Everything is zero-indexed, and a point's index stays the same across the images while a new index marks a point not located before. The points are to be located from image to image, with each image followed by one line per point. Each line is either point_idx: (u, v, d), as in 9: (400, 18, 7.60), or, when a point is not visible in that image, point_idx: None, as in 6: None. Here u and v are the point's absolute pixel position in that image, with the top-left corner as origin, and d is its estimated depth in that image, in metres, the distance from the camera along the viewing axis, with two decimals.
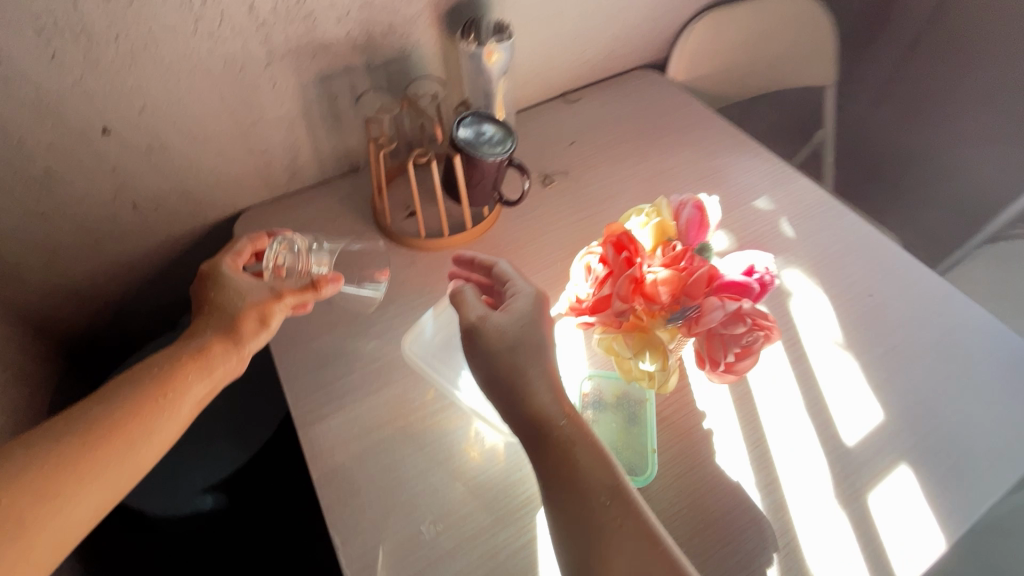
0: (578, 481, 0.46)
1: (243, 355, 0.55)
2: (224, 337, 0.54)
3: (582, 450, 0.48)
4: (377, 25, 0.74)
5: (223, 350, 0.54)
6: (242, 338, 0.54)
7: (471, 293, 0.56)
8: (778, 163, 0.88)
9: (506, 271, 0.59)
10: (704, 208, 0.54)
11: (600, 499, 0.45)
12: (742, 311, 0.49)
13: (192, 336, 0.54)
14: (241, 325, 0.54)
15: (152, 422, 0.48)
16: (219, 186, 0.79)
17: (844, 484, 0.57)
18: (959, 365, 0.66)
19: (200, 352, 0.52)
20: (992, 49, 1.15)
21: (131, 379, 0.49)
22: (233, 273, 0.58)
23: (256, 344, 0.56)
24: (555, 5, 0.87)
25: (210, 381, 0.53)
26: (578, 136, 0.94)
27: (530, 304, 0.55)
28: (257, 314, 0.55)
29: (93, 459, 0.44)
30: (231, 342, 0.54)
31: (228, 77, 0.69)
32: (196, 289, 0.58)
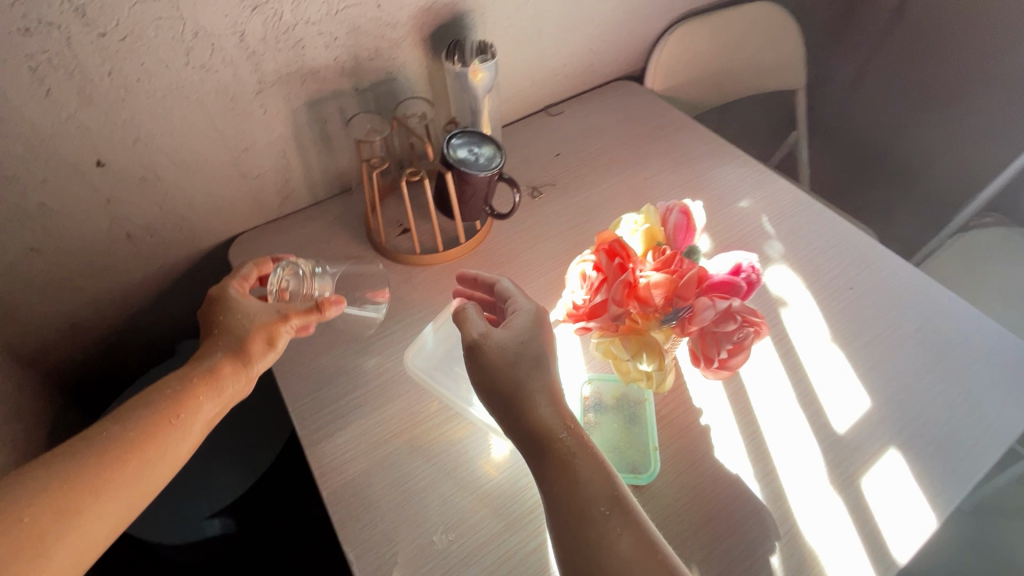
0: (580, 491, 0.47)
1: (251, 376, 0.57)
2: (234, 359, 0.55)
3: (582, 461, 0.48)
4: (364, 50, 0.76)
5: (232, 371, 0.55)
6: (250, 360, 0.56)
7: (473, 310, 0.57)
8: (755, 166, 0.92)
9: (509, 288, 0.62)
10: (689, 212, 0.57)
11: (599, 509, 0.46)
12: (731, 309, 0.51)
13: (201, 358, 0.55)
14: (250, 346, 0.56)
15: (165, 443, 0.50)
16: (213, 212, 0.80)
17: (838, 470, 0.60)
18: (938, 350, 0.69)
19: (210, 374, 0.54)
20: (950, 48, 1.21)
21: (144, 401, 0.51)
22: (240, 295, 0.59)
23: (263, 365, 0.57)
24: (535, 23, 0.90)
25: (219, 401, 0.54)
26: (562, 148, 0.97)
27: (531, 321, 0.57)
28: (265, 337, 0.57)
29: (109, 479, 0.46)
30: (240, 364, 0.55)
31: (219, 106, 0.70)
32: (202, 311, 0.60)
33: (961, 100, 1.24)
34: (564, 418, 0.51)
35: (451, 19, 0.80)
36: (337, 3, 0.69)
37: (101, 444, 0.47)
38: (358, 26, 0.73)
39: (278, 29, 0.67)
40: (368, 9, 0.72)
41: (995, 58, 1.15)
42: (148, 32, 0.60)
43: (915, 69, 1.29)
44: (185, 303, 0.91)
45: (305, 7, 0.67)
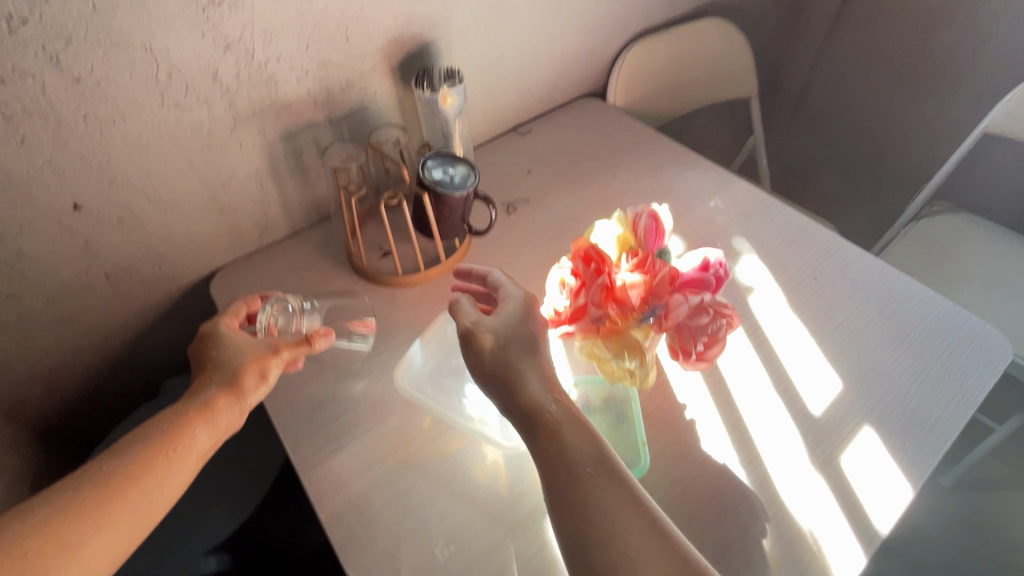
0: (567, 455, 0.49)
1: (244, 409, 0.57)
2: (226, 392, 0.55)
3: (569, 428, 0.51)
4: (335, 82, 0.78)
5: (226, 405, 0.55)
6: (243, 392, 0.56)
7: (466, 302, 0.59)
8: (717, 170, 0.97)
9: (499, 279, 0.63)
10: (657, 216, 0.60)
11: (586, 470, 0.48)
12: (703, 303, 0.54)
13: (195, 394, 0.55)
14: (242, 379, 0.56)
15: (162, 477, 0.50)
16: (193, 248, 0.81)
17: (818, 451, 0.62)
18: (900, 331, 0.73)
19: (204, 408, 0.54)
20: (887, 50, 1.30)
21: (140, 437, 0.51)
22: (232, 331, 0.61)
23: (256, 398, 0.57)
24: (499, 48, 0.94)
25: (214, 434, 0.54)
26: (533, 165, 1.00)
27: (520, 307, 0.59)
28: (255, 370, 0.57)
29: (109, 512, 0.46)
30: (233, 398, 0.55)
31: (195, 143, 0.71)
32: (195, 349, 0.60)
33: (902, 97, 1.33)
34: (549, 390, 0.53)
35: (418, 48, 0.84)
36: (306, 39, 0.72)
37: (101, 477, 0.48)
38: (328, 59, 0.76)
39: (250, 67, 0.70)
40: (337, 43, 0.75)
41: (929, 57, 1.25)
42: (123, 75, 0.62)
43: (858, 71, 1.38)
44: (167, 341, 0.90)
45: (276, 44, 0.70)
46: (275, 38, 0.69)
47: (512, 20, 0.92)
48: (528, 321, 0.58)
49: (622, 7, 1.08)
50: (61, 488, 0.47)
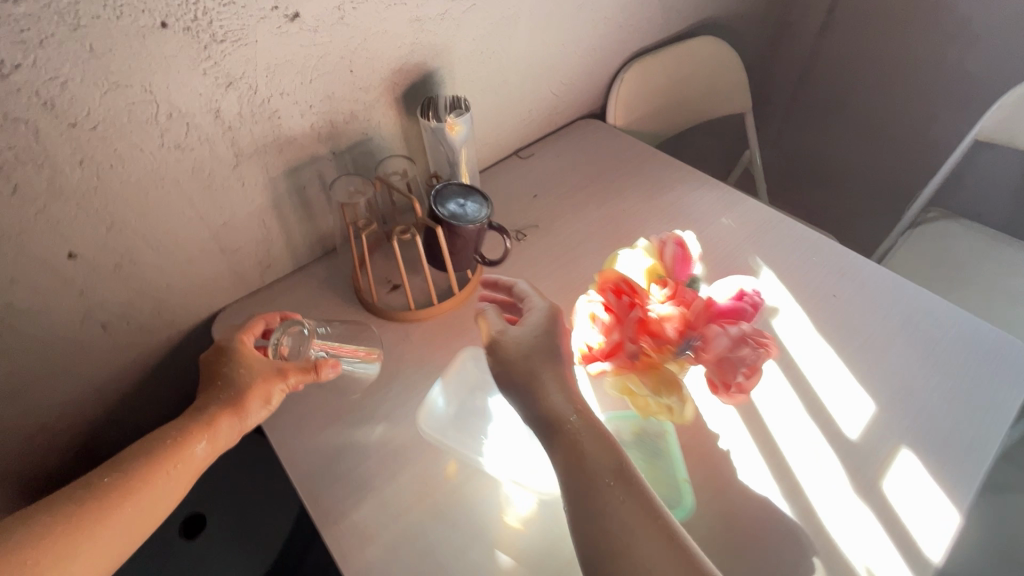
0: (584, 463, 0.50)
1: (244, 428, 0.59)
2: (230, 411, 0.58)
3: (587, 438, 0.52)
4: (339, 114, 0.76)
5: (227, 424, 0.57)
6: (245, 413, 0.59)
7: (491, 313, 0.60)
8: (725, 188, 0.96)
9: (525, 289, 0.63)
10: (684, 244, 0.60)
11: (603, 479, 0.49)
12: (743, 334, 0.52)
13: (202, 407, 0.58)
14: (248, 402, 0.58)
15: (161, 490, 0.52)
16: (194, 290, 0.77)
17: (858, 476, 0.61)
18: (925, 346, 0.72)
19: (205, 425, 0.56)
20: (873, 62, 1.33)
21: (148, 447, 0.54)
22: (247, 348, 0.62)
23: (257, 417, 0.60)
24: (502, 74, 0.93)
25: (213, 450, 0.57)
26: (539, 189, 0.99)
27: (545, 317, 0.59)
28: (260, 394, 0.60)
29: (112, 520, 0.49)
30: (234, 417, 0.58)
31: (196, 184, 0.68)
32: (206, 362, 0.62)
33: (891, 107, 1.35)
34: (569, 400, 0.54)
35: (421, 77, 0.82)
36: (311, 74, 0.70)
37: (106, 483, 0.50)
38: (332, 92, 0.74)
39: (253, 103, 0.67)
40: (341, 75, 0.73)
41: (915, 68, 1.27)
42: (121, 118, 0.59)
43: (846, 83, 1.40)
44: (167, 389, 0.85)
45: (279, 79, 0.68)
46: (279, 74, 0.67)
47: (513, 45, 0.91)
48: (551, 335, 0.58)
49: (619, 29, 1.08)
50: (71, 492, 0.49)
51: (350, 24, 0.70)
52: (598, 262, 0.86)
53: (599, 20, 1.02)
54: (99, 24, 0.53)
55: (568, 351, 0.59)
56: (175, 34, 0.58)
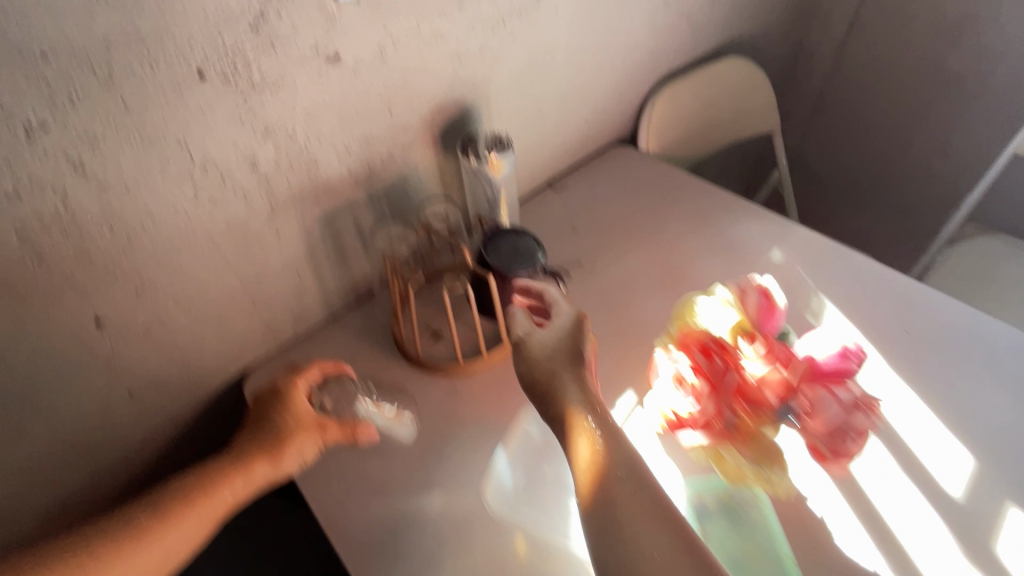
0: (598, 465, 0.48)
1: (276, 480, 0.57)
2: (268, 457, 0.56)
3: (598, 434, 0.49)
4: (376, 157, 0.72)
5: (260, 469, 0.56)
6: (280, 462, 0.57)
7: (520, 314, 0.58)
8: (773, 217, 0.92)
9: (556, 295, 0.60)
10: (768, 294, 0.56)
11: (616, 474, 0.47)
12: (853, 399, 0.47)
13: (238, 448, 0.56)
14: (287, 454, 0.57)
15: (183, 535, 0.50)
16: (224, 349, 0.72)
17: (970, 542, 0.56)
18: (1014, 388, 0.68)
19: (241, 469, 0.54)
20: (900, 77, 1.30)
21: (180, 484, 0.52)
22: (297, 394, 0.61)
23: (289, 468, 0.58)
24: (537, 105, 0.89)
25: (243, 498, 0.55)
26: (577, 222, 0.94)
27: (572, 322, 0.58)
28: (300, 447, 0.58)
29: (138, 556, 0.47)
30: (269, 465, 0.56)
31: (229, 238, 0.63)
32: (255, 405, 0.61)
33: (919, 123, 1.32)
34: (586, 399, 0.51)
35: (459, 114, 0.78)
36: (349, 117, 0.66)
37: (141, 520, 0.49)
38: (370, 135, 0.69)
39: (290, 150, 0.63)
40: (379, 116, 0.69)
41: (945, 82, 1.24)
42: (154, 176, 0.54)
43: (872, 98, 1.37)
44: (193, 452, 0.79)
45: (317, 124, 0.63)
46: (317, 118, 0.63)
47: (548, 76, 0.87)
48: (575, 340, 0.56)
49: (650, 53, 1.04)
50: (103, 524, 0.48)
51: (390, 63, 0.65)
52: (650, 302, 0.81)
53: (631, 46, 0.99)
54: (132, 78, 0.49)
55: (592, 358, 0.56)
56: (212, 84, 0.53)
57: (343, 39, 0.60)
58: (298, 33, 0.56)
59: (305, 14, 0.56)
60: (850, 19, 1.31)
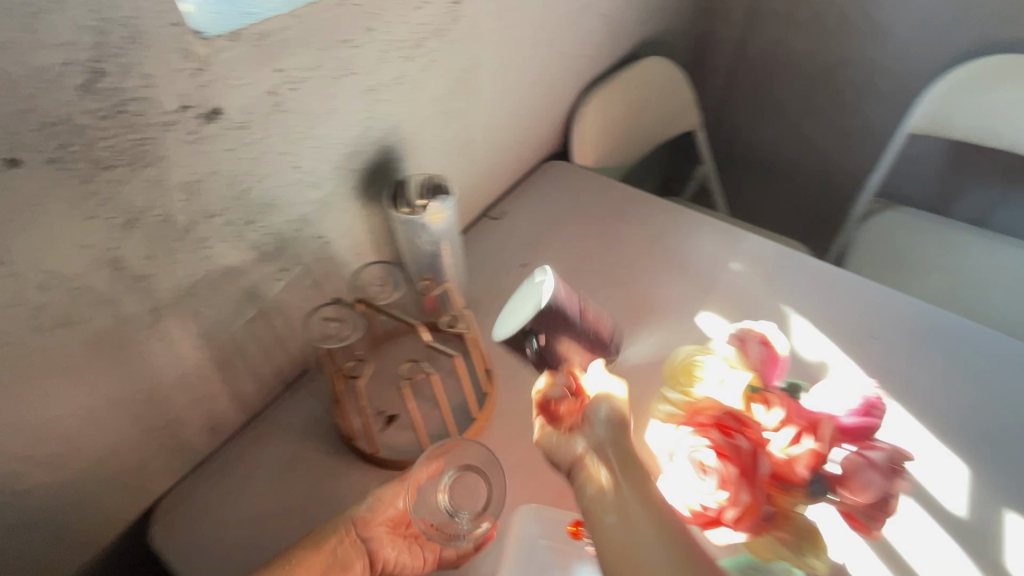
0: (598, 467, 0.42)
1: (362, 552, 0.50)
2: (353, 527, 0.51)
3: (613, 447, 0.43)
4: (286, 223, 0.58)
5: (360, 553, 0.50)
6: (375, 540, 0.51)
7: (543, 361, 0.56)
8: (723, 226, 0.89)
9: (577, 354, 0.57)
10: (769, 343, 0.52)
11: (610, 461, 0.42)
12: (891, 460, 0.42)
13: (323, 525, 0.51)
14: (373, 515, 0.52)
15: None
16: (114, 491, 0.55)
17: (983, 561, 0.54)
18: (979, 379, 0.69)
19: (337, 566, 0.49)
20: (798, 64, 1.34)
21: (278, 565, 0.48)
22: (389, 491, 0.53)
23: (388, 555, 0.51)
24: (466, 131, 0.79)
25: (318, 559, 0.49)
26: (526, 256, 0.85)
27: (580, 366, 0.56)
28: (381, 505, 0.52)
29: None
30: (361, 546, 0.50)
31: (99, 361, 0.48)
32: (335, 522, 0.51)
33: (819, 107, 1.37)
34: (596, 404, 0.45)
35: (381, 156, 0.66)
36: (245, 183, 0.52)
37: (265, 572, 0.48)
38: (275, 199, 0.55)
39: (169, 237, 0.48)
40: (284, 174, 0.55)
41: (839, 67, 1.29)
42: None
43: (775, 87, 1.41)
44: None
45: (203, 199, 0.49)
46: (202, 191, 0.49)
47: (474, 99, 0.77)
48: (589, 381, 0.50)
49: (574, 62, 0.97)
50: None
51: (288, 110, 0.52)
52: (623, 340, 0.74)
53: (556, 56, 0.91)
54: None
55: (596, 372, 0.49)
56: (33, 172, 0.38)
57: (224, 90, 0.46)
58: (157, 87, 0.42)
59: (163, 62, 0.41)
60: (747, 11, 1.33)
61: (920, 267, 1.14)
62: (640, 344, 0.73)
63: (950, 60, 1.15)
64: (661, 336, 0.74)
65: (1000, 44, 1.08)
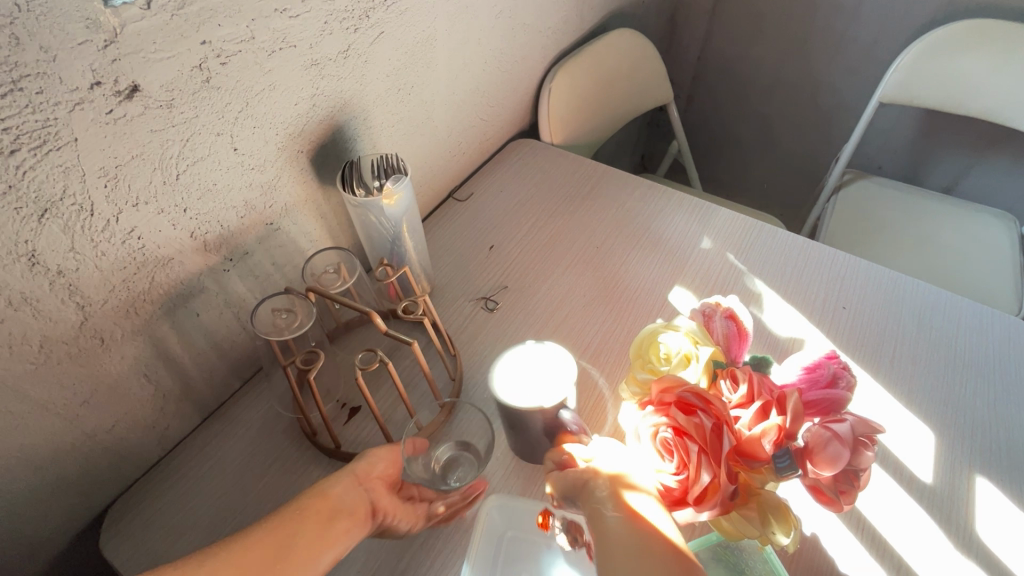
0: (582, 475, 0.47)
1: (364, 508, 0.46)
2: (356, 479, 0.47)
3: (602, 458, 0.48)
4: (229, 210, 0.55)
5: (362, 505, 0.46)
6: (375, 495, 0.47)
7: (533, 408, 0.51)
8: (693, 200, 0.88)
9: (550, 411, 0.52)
10: (736, 318, 0.50)
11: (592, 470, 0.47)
12: (858, 433, 0.41)
13: (326, 477, 0.46)
14: (372, 471, 0.48)
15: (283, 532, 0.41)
16: (56, 499, 0.52)
17: (952, 528, 0.54)
18: (947, 348, 0.68)
19: (345, 511, 0.44)
20: (769, 34, 1.32)
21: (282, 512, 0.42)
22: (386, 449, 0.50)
23: (387, 513, 0.48)
24: (424, 109, 0.75)
25: (325, 504, 0.43)
26: (493, 239, 0.83)
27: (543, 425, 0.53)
28: (379, 461, 0.49)
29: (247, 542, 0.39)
30: (364, 495, 0.46)
31: (20, 365, 0.44)
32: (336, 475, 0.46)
33: (790, 79, 1.36)
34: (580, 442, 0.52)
35: (331, 135, 0.62)
36: (176, 167, 0.48)
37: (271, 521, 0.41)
38: (213, 184, 0.52)
39: (92, 228, 0.44)
40: (221, 158, 0.51)
41: (809, 37, 1.27)
42: None
43: (747, 59, 1.39)
44: None
45: (128, 185, 0.45)
46: (125, 177, 0.45)
47: (431, 75, 0.73)
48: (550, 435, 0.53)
49: (538, 35, 0.94)
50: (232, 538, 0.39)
51: (220, 87, 0.48)
52: (592, 320, 0.72)
53: (518, 29, 0.87)
54: None
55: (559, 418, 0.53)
56: None
57: (141, 64, 0.42)
58: (59, 64, 0.38)
59: (64, 34, 0.37)
60: None
61: (891, 237, 1.14)
62: (610, 324, 0.72)
63: (921, 27, 1.14)
64: (631, 315, 0.73)
65: (971, 10, 1.07)
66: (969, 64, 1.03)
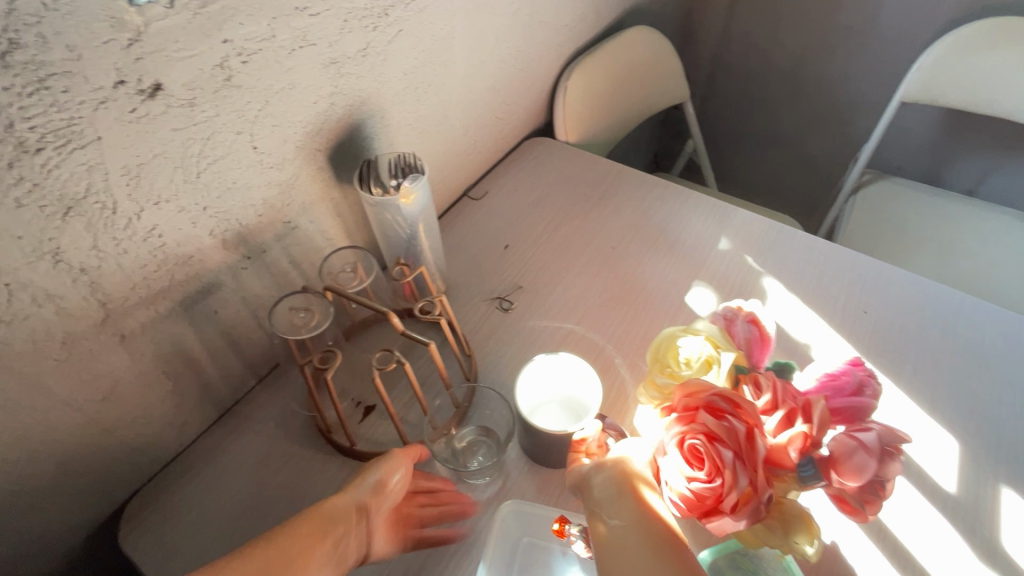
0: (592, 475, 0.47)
1: (363, 545, 0.45)
2: (364, 510, 0.46)
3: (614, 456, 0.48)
4: (248, 208, 0.55)
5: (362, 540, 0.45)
6: (376, 527, 0.46)
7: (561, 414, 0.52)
8: (710, 201, 0.87)
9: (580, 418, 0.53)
10: (758, 322, 0.49)
11: (602, 469, 0.47)
12: (885, 442, 0.40)
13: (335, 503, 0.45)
14: (379, 501, 0.47)
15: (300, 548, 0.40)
16: (77, 493, 0.53)
17: (977, 539, 0.53)
18: (971, 355, 0.67)
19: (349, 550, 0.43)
20: (788, 32, 1.30)
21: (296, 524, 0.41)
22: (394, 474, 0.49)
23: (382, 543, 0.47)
24: (441, 107, 0.75)
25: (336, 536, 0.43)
26: (508, 238, 0.82)
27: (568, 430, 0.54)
28: (389, 482, 0.48)
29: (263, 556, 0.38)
30: (366, 529, 0.45)
31: (43, 361, 0.45)
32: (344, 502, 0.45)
33: (809, 77, 1.34)
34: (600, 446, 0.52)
35: (348, 134, 0.62)
36: (196, 166, 0.48)
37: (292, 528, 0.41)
38: (233, 183, 0.52)
39: (113, 226, 0.45)
40: (241, 156, 0.51)
41: (829, 35, 1.25)
42: None
43: (765, 57, 1.37)
44: None
45: (149, 184, 0.45)
46: (147, 176, 0.45)
47: (449, 73, 0.73)
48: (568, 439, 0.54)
49: (555, 33, 0.93)
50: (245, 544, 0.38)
51: (241, 85, 0.48)
52: (607, 321, 0.72)
53: (536, 27, 0.87)
54: None
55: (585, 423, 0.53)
56: None
57: (164, 63, 0.42)
58: (84, 62, 0.38)
59: (90, 32, 0.37)
60: None
61: (911, 238, 1.12)
62: (626, 326, 0.71)
63: (945, 24, 1.11)
64: (647, 317, 0.72)
65: (999, 7, 1.04)
66: (995, 63, 1.01)
